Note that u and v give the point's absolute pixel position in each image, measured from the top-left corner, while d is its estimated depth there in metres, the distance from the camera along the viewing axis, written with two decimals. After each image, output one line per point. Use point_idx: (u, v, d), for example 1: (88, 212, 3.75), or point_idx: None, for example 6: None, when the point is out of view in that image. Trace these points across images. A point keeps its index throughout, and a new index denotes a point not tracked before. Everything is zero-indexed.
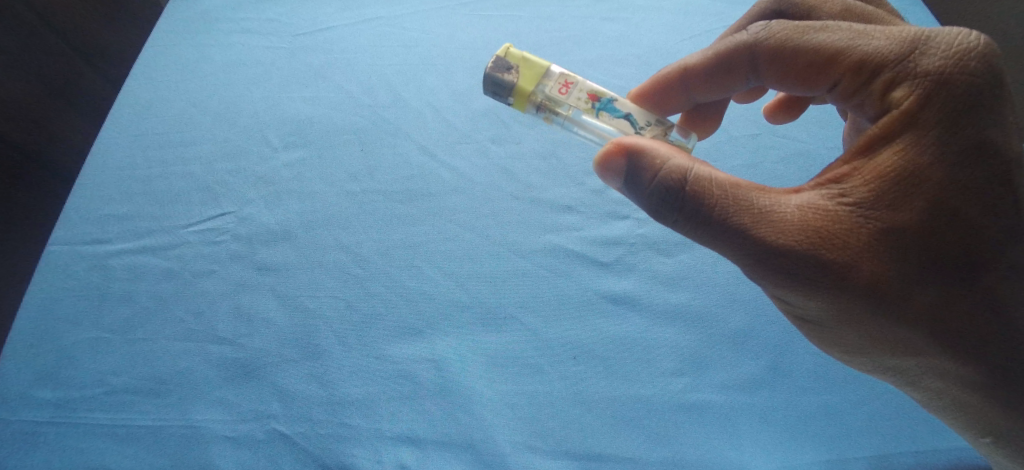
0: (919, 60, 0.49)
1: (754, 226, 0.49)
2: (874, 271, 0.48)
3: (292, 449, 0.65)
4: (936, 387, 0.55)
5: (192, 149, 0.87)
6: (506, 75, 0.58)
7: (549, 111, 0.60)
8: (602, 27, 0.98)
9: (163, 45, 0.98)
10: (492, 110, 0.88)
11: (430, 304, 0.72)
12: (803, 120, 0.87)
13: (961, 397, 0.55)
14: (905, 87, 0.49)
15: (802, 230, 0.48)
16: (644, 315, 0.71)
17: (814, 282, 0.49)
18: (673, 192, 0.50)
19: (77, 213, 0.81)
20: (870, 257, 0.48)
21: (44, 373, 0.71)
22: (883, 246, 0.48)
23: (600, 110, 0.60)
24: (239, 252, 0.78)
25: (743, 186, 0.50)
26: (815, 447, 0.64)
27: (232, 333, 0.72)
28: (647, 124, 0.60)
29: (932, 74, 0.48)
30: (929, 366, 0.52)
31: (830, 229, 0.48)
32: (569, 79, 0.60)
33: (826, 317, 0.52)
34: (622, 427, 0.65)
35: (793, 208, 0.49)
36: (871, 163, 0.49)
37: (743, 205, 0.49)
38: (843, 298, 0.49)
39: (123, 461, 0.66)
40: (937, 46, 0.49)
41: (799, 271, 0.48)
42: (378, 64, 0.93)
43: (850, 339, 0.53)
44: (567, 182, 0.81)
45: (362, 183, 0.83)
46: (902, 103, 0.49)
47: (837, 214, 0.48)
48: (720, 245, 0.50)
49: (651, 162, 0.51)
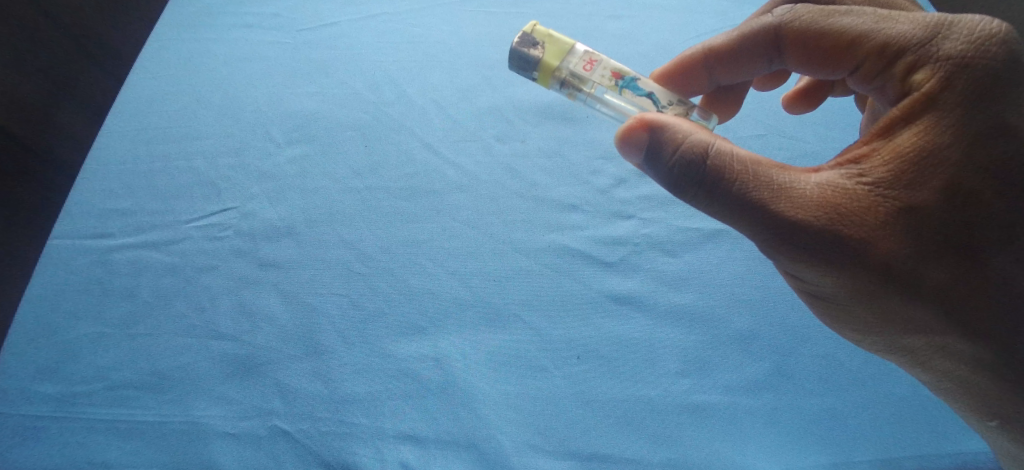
0: (941, 44, 0.48)
1: (771, 202, 0.48)
2: (887, 249, 0.48)
3: (293, 446, 0.65)
4: (948, 369, 0.55)
5: (195, 144, 0.86)
6: (532, 50, 0.58)
7: (573, 88, 0.60)
8: (608, 26, 0.97)
9: (167, 39, 0.97)
10: (497, 108, 0.88)
11: (433, 301, 0.72)
12: (810, 120, 0.86)
13: (968, 381, 0.54)
14: (926, 70, 0.48)
15: (822, 206, 0.48)
16: (649, 316, 0.71)
17: (830, 258, 0.48)
18: (693, 166, 0.50)
19: (78, 206, 0.81)
20: (887, 235, 0.47)
21: (43, 367, 0.70)
22: (898, 225, 0.47)
23: (623, 87, 0.60)
24: (242, 248, 0.77)
25: (763, 163, 0.49)
26: (820, 449, 0.63)
27: (234, 329, 0.72)
28: (669, 103, 0.60)
29: (953, 59, 0.47)
30: (938, 346, 0.52)
31: (848, 206, 0.47)
32: (593, 57, 0.60)
33: (838, 292, 0.52)
34: (624, 427, 0.65)
35: (812, 185, 0.48)
36: (890, 143, 0.49)
37: (762, 181, 0.48)
38: (855, 274, 0.49)
39: (123, 456, 0.65)
40: (959, 32, 0.48)
41: (818, 246, 0.48)
42: (382, 60, 0.93)
43: (859, 314, 0.53)
44: (572, 181, 0.81)
45: (366, 179, 0.82)
46: (923, 85, 0.48)
47: (855, 192, 0.48)
48: (737, 219, 0.50)
49: (672, 136, 0.51)
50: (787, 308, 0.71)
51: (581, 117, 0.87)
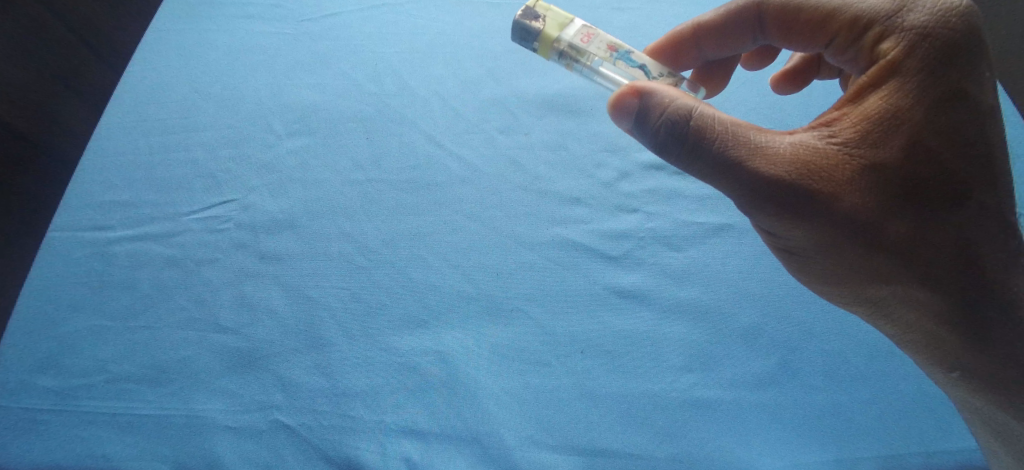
0: (906, 16, 0.50)
1: (747, 159, 0.50)
2: (855, 203, 0.49)
3: (294, 440, 0.64)
4: (928, 330, 0.56)
5: (195, 135, 0.85)
6: (534, 22, 0.58)
7: (570, 59, 0.60)
8: (613, 18, 0.96)
9: (166, 29, 0.96)
10: (501, 100, 0.87)
11: (437, 295, 0.71)
12: (818, 112, 0.85)
13: (940, 343, 0.56)
14: (892, 40, 0.50)
15: (794, 163, 0.49)
16: (654, 310, 0.70)
17: (802, 212, 0.50)
18: (675, 127, 0.51)
19: (77, 198, 0.80)
20: (854, 190, 0.49)
21: (43, 360, 0.70)
22: (865, 181, 0.49)
23: (618, 59, 0.60)
24: (243, 240, 0.77)
25: (742, 124, 0.51)
26: (825, 445, 0.63)
27: (235, 322, 0.71)
28: (659, 75, 0.60)
29: (917, 29, 0.49)
30: (910, 299, 0.54)
31: (820, 164, 0.49)
32: (590, 30, 0.60)
33: (809, 246, 0.54)
34: (627, 421, 0.64)
35: (785, 145, 0.50)
36: (858, 108, 0.51)
37: (739, 140, 0.50)
38: (824, 227, 0.51)
39: (124, 449, 0.65)
40: (924, 5, 0.50)
41: (791, 201, 0.50)
42: (384, 52, 0.92)
43: (830, 268, 0.55)
44: (576, 175, 0.80)
45: (368, 171, 0.81)
46: (888, 54, 0.50)
47: (825, 151, 0.50)
48: (715, 176, 0.52)
49: (658, 100, 0.52)
50: (793, 304, 0.70)
51: (585, 109, 0.86)
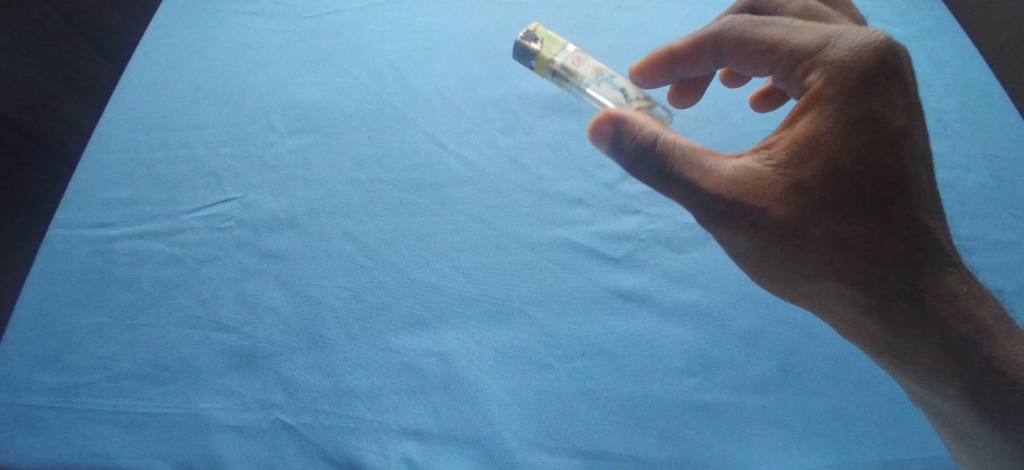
0: (829, 51, 0.52)
1: (694, 176, 0.54)
2: (790, 217, 0.53)
3: (296, 439, 0.65)
4: (878, 335, 0.59)
5: (196, 132, 0.85)
6: (531, 44, 0.60)
7: (562, 79, 0.61)
8: (616, 17, 0.96)
9: (166, 25, 0.96)
10: (503, 99, 0.87)
11: (438, 296, 0.71)
12: None
13: (894, 345, 0.59)
14: (817, 73, 0.52)
15: (736, 183, 0.53)
16: (654, 313, 0.70)
17: (744, 225, 0.55)
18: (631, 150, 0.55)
19: (78, 195, 0.80)
20: (790, 208, 0.53)
21: (45, 357, 0.70)
22: (801, 200, 0.53)
23: (603, 82, 0.60)
24: (244, 239, 0.77)
25: (691, 145, 0.55)
26: (825, 449, 0.63)
27: (236, 321, 0.71)
28: (636, 98, 0.59)
29: (835, 63, 0.51)
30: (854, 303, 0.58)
31: (756, 183, 0.53)
32: (582, 54, 0.60)
33: (760, 254, 0.58)
34: (627, 423, 0.64)
35: (729, 168, 0.54)
36: (791, 130, 0.53)
37: (685, 161, 0.54)
38: (766, 239, 0.55)
39: (126, 448, 0.65)
40: (844, 41, 0.51)
41: (737, 217, 0.54)
42: (386, 48, 0.92)
43: (780, 275, 0.60)
44: (578, 175, 0.80)
45: (369, 171, 0.81)
46: (813, 85, 0.52)
47: (763, 172, 0.53)
48: (669, 190, 0.56)
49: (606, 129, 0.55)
50: (794, 306, 0.70)
51: (587, 109, 0.86)
